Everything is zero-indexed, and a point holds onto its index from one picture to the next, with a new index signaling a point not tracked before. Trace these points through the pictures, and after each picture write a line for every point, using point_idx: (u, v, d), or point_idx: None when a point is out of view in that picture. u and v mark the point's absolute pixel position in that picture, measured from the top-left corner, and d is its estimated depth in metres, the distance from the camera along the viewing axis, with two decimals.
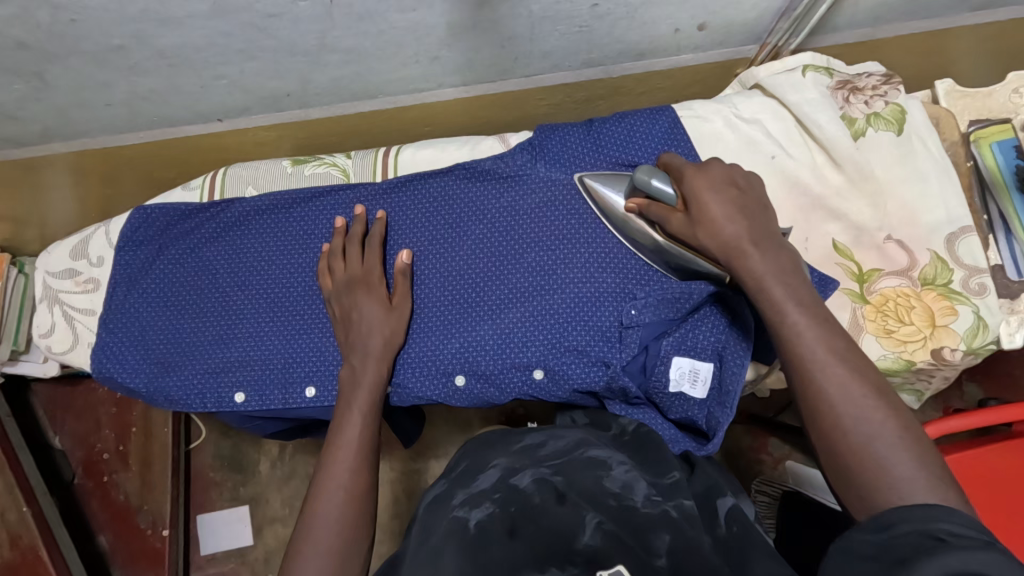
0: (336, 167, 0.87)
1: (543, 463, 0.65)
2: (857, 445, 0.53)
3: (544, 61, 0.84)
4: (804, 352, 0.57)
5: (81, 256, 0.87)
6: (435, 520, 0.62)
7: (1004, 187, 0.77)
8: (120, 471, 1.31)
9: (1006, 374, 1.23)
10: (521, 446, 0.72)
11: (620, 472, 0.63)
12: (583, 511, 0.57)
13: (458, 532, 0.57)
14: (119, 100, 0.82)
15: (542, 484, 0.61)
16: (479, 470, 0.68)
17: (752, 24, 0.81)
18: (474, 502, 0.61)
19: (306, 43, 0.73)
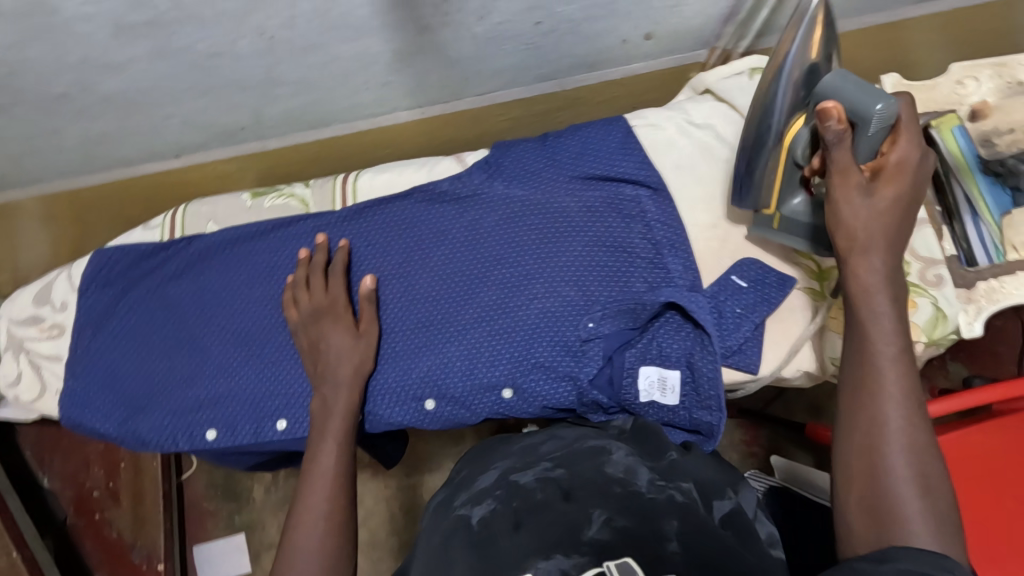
0: (294, 198, 0.86)
1: (544, 459, 0.67)
2: (865, 415, 0.57)
3: (495, 79, 0.84)
4: (869, 318, 0.59)
5: (44, 302, 0.86)
6: (439, 522, 0.65)
7: (968, 171, 0.74)
8: (112, 508, 1.28)
9: (989, 352, 1.24)
10: (520, 449, 0.73)
11: (619, 461, 0.65)
12: (589, 505, 0.59)
13: (462, 528, 0.61)
14: (72, 145, 0.82)
15: (546, 480, 0.63)
16: (480, 473, 0.71)
17: (698, 30, 0.81)
18: (477, 499, 0.64)
19: (252, 78, 0.73)
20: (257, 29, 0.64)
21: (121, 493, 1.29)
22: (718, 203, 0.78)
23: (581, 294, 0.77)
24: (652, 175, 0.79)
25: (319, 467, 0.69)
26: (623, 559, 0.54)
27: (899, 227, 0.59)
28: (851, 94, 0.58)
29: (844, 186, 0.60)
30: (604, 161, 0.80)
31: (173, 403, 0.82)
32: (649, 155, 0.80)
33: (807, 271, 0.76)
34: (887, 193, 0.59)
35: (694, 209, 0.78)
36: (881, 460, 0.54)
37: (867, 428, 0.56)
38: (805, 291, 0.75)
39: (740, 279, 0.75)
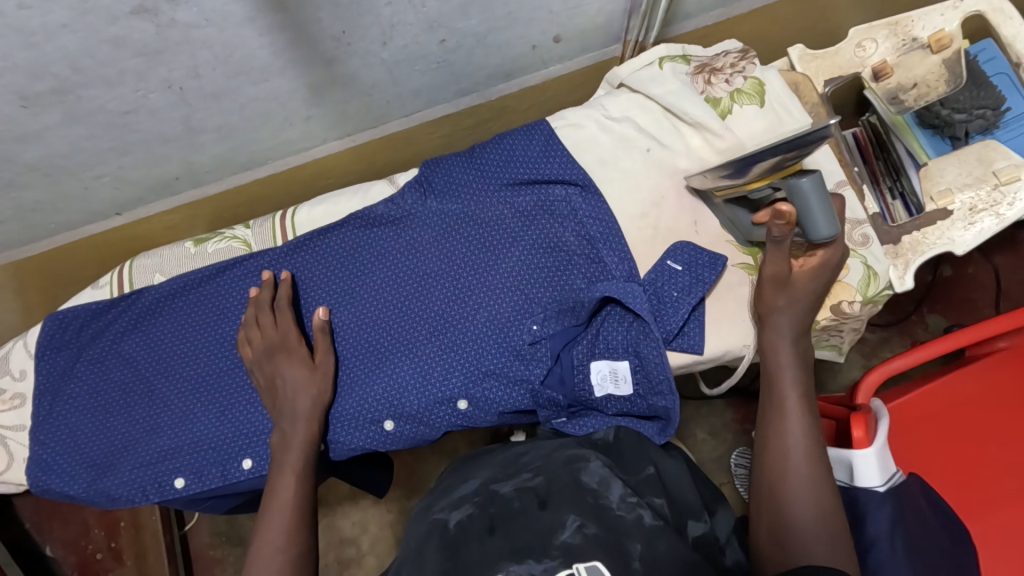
0: (236, 240, 0.87)
1: (523, 471, 0.69)
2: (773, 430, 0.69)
3: (417, 99, 0.86)
4: (772, 351, 0.71)
5: (4, 373, 0.87)
6: (419, 529, 0.68)
7: None
8: (116, 568, 1.34)
9: (963, 300, 1.25)
10: (501, 458, 0.76)
11: (596, 469, 0.66)
12: (566, 511, 0.60)
13: (439, 531, 0.63)
14: (11, 217, 0.83)
15: (524, 488, 0.64)
16: (460, 482, 0.73)
17: (606, 26, 0.83)
18: (455, 505, 0.67)
19: (173, 129, 0.74)
20: (164, 82, 0.66)
21: (124, 552, 1.35)
22: (644, 192, 0.80)
23: (523, 299, 0.78)
24: (579, 173, 0.80)
25: (277, 501, 0.71)
26: (593, 563, 0.55)
27: (809, 313, 0.72)
28: (813, 213, 0.64)
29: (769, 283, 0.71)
30: (530, 165, 0.81)
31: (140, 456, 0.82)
32: (574, 153, 0.82)
33: (739, 247, 0.78)
34: (803, 285, 0.71)
35: (622, 200, 0.80)
36: (782, 477, 0.66)
37: (772, 469, 0.67)
38: (741, 266, 0.77)
39: (674, 263, 0.76)
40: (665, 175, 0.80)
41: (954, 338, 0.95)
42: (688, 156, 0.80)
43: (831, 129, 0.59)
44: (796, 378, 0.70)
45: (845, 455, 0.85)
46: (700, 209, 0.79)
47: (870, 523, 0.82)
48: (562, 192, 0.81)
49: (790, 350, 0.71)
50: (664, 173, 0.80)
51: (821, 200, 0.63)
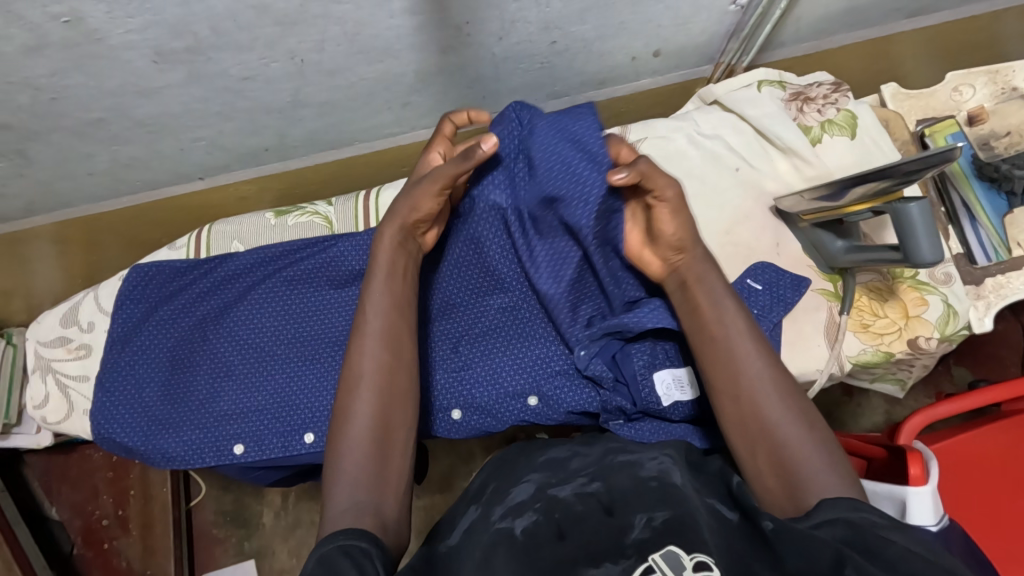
0: (318, 215, 0.89)
1: (578, 474, 0.64)
2: (744, 393, 0.60)
3: (511, 97, 0.88)
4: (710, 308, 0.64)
5: (72, 323, 0.87)
6: (476, 537, 0.59)
7: (963, 176, 0.81)
8: (121, 537, 1.36)
9: (992, 356, 1.27)
10: (542, 462, 0.69)
11: (654, 465, 0.62)
12: (632, 512, 0.54)
13: (504, 541, 0.55)
14: (102, 169, 0.84)
15: (585, 494, 0.58)
16: (510, 486, 0.65)
17: (704, 46, 0.86)
18: (516, 513, 0.59)
19: (280, 100, 0.76)
20: (289, 53, 0.67)
21: (131, 521, 1.36)
22: (727, 209, 0.81)
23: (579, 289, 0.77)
24: None
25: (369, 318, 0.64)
26: (669, 549, 0.49)
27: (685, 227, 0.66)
28: (910, 234, 0.60)
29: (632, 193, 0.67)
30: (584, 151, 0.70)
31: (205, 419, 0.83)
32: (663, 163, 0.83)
33: (819, 273, 0.78)
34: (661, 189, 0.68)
35: (707, 214, 0.81)
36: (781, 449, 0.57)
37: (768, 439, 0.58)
38: (821, 292, 0.77)
39: (754, 282, 0.76)
40: (751, 194, 0.81)
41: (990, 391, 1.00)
42: (773, 179, 0.82)
43: (954, 152, 0.56)
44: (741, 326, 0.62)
45: (899, 491, 0.84)
46: (783, 231, 0.80)
47: None
48: None
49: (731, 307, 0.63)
50: (750, 192, 0.81)
51: (923, 225, 0.60)
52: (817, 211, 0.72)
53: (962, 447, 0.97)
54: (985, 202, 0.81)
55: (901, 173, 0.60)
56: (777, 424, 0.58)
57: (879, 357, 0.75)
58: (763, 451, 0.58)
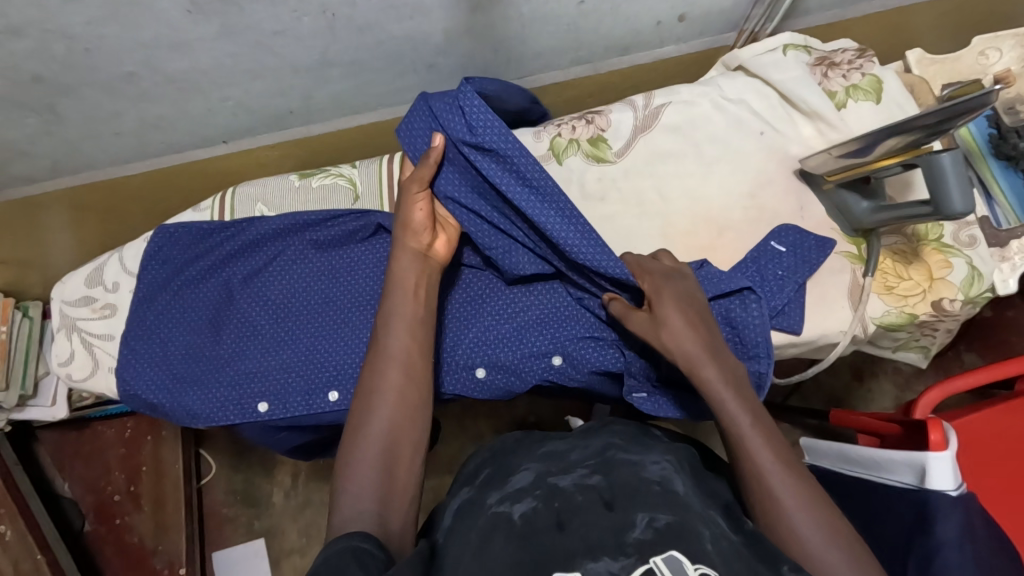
0: (343, 177, 0.89)
1: (580, 465, 0.65)
2: (765, 488, 0.57)
3: (536, 62, 0.88)
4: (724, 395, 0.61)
5: (97, 283, 0.88)
6: (470, 523, 0.60)
7: (980, 154, 0.83)
8: (133, 513, 1.37)
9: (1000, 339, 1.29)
10: (541, 453, 0.72)
11: (655, 469, 0.64)
12: (634, 510, 0.56)
13: (502, 524, 0.57)
14: (129, 128, 0.85)
15: (585, 484, 0.61)
16: (510, 474, 0.68)
17: (729, 12, 0.86)
18: (513, 498, 0.61)
19: (308, 58, 0.77)
20: (321, 6, 0.68)
21: (143, 497, 1.38)
22: (751, 173, 0.82)
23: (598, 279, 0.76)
24: (687, 151, 0.83)
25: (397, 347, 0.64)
26: (669, 553, 0.50)
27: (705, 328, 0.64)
28: (941, 185, 0.61)
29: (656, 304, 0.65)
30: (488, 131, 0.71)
31: None
32: (687, 128, 0.83)
33: (843, 236, 0.78)
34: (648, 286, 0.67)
35: (730, 178, 0.82)
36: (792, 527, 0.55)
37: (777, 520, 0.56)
38: (845, 255, 0.77)
39: (777, 245, 0.77)
40: (774, 159, 0.82)
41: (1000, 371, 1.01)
42: (798, 143, 0.82)
43: (992, 96, 0.57)
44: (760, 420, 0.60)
45: (919, 456, 0.85)
46: (807, 196, 0.80)
47: (941, 527, 0.82)
48: (675, 170, 0.83)
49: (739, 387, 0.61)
50: (775, 156, 0.82)
51: (954, 176, 0.60)
52: (844, 169, 0.73)
53: (978, 430, 0.96)
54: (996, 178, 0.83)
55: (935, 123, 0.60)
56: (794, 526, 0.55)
57: (902, 319, 0.75)
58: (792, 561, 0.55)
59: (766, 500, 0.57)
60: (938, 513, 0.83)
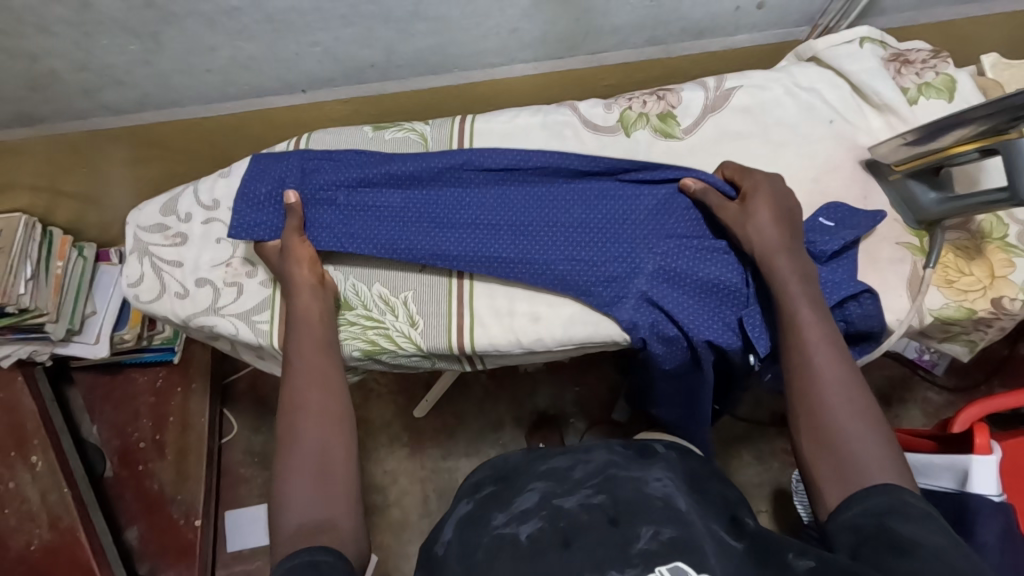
0: (415, 132, 0.90)
1: (582, 486, 0.71)
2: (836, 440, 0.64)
3: (612, 37, 0.91)
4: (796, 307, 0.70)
5: (171, 212, 0.92)
6: (473, 537, 0.68)
7: None
8: (156, 461, 1.41)
9: None
10: (545, 467, 0.76)
11: (658, 486, 0.70)
12: (640, 523, 0.63)
13: (510, 544, 0.64)
14: (219, 66, 0.89)
15: (590, 505, 0.67)
16: (515, 493, 0.73)
17: (806, 4, 0.88)
18: (520, 520, 0.67)
19: (401, 9, 0.80)
20: None
21: (168, 447, 1.41)
22: (817, 160, 0.83)
23: (625, 213, 0.81)
24: (756, 134, 0.85)
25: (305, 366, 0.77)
26: (675, 565, 0.58)
27: (789, 231, 0.74)
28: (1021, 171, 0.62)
29: (734, 208, 0.77)
30: (350, 162, 0.84)
31: (285, 311, 0.86)
32: (757, 112, 0.85)
33: (906, 228, 0.79)
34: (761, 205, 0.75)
35: (796, 164, 0.83)
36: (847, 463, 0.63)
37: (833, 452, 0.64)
38: (906, 246, 0.78)
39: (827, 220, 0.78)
40: (841, 148, 0.83)
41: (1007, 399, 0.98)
42: (866, 135, 0.83)
43: None
44: (826, 344, 0.68)
45: (961, 461, 0.85)
46: (872, 186, 0.81)
47: (979, 530, 0.82)
48: (741, 152, 0.84)
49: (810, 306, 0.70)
50: (843, 146, 0.83)
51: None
52: (912, 158, 0.74)
53: (1016, 451, 0.96)
54: None
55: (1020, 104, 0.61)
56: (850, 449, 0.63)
57: (960, 314, 0.76)
58: (833, 466, 0.64)
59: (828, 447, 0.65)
60: (975, 517, 0.83)
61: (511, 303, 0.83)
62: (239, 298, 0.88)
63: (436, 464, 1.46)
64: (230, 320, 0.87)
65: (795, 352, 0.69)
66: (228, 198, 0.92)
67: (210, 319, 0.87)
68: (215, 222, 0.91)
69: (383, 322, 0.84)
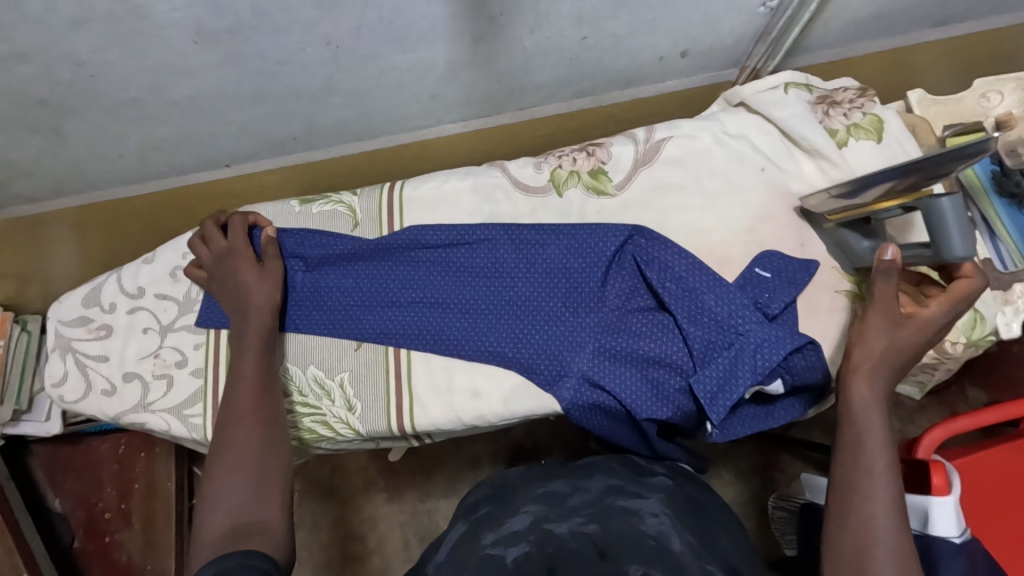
0: (342, 205, 0.86)
1: (576, 513, 0.65)
2: (863, 538, 0.62)
3: (538, 93, 0.89)
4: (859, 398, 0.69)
5: (93, 303, 0.88)
6: (461, 558, 0.63)
7: (983, 190, 0.83)
8: (122, 530, 1.34)
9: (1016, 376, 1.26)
10: (542, 492, 0.71)
11: (654, 523, 0.64)
12: (628, 560, 0.57)
13: (494, 566, 0.58)
14: (132, 150, 0.85)
15: (582, 533, 0.61)
16: (506, 514, 0.68)
17: (730, 48, 0.87)
18: (508, 541, 0.62)
19: (313, 86, 0.77)
20: (325, 38, 0.68)
21: (134, 515, 1.35)
22: (751, 209, 0.81)
23: (568, 286, 0.79)
24: (689, 185, 0.83)
25: (240, 377, 0.74)
26: None
27: (913, 347, 0.70)
28: (944, 230, 0.62)
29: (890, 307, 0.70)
30: (300, 242, 0.84)
31: (218, 403, 0.83)
32: (687, 163, 0.84)
33: (843, 275, 0.78)
34: (913, 321, 0.69)
35: (732, 214, 0.82)
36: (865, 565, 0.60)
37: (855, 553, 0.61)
38: (844, 294, 0.77)
39: (762, 271, 0.77)
40: (775, 195, 0.82)
41: (1008, 407, 0.96)
42: (798, 181, 0.82)
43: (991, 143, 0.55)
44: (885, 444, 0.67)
45: (921, 501, 0.83)
46: (807, 232, 0.80)
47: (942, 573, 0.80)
48: (676, 205, 0.83)
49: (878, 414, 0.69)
50: (775, 193, 0.82)
51: (954, 227, 0.61)
52: (846, 208, 0.73)
53: (978, 474, 0.95)
54: (1005, 216, 0.81)
55: (936, 164, 0.60)
56: (878, 547, 0.60)
57: None
58: None
59: (853, 545, 0.62)
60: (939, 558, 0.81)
61: (451, 377, 0.80)
62: (169, 391, 0.84)
63: (413, 510, 1.42)
64: (161, 416, 0.83)
65: (851, 445, 0.68)
66: (153, 284, 0.88)
67: (139, 416, 0.84)
68: (141, 310, 0.87)
69: (320, 408, 0.81)
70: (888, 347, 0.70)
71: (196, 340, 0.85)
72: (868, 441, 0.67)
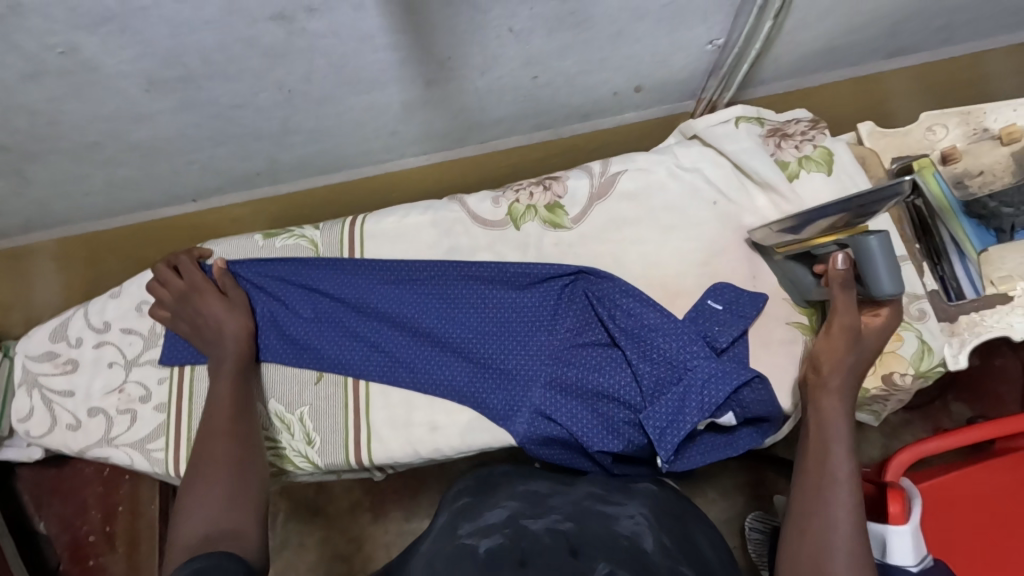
0: (305, 238, 0.87)
1: (553, 511, 0.64)
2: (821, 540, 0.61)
3: (497, 127, 0.90)
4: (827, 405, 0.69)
5: (61, 338, 0.89)
6: (438, 548, 0.62)
7: (950, 210, 0.84)
8: (106, 554, 1.26)
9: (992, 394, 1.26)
10: (520, 491, 0.71)
11: (629, 524, 0.62)
12: (597, 558, 0.54)
13: (467, 555, 0.56)
14: (98, 189, 0.87)
15: (557, 530, 0.59)
16: (486, 509, 0.68)
17: (685, 82, 0.88)
18: (483, 533, 0.61)
19: (270, 127, 0.79)
20: (276, 84, 0.70)
21: (118, 538, 1.27)
22: (705, 241, 0.83)
23: (521, 321, 0.80)
24: (645, 218, 0.84)
25: (217, 404, 0.76)
26: None
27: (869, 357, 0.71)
28: (870, 265, 0.67)
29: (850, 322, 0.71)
30: (260, 276, 0.86)
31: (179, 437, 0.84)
32: (642, 196, 0.85)
33: (795, 306, 0.79)
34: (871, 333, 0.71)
35: (686, 247, 0.83)
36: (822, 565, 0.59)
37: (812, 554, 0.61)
38: (795, 326, 0.78)
39: (714, 303, 0.78)
40: (728, 227, 0.83)
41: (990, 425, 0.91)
42: (752, 213, 0.83)
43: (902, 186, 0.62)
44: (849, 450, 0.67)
45: (879, 529, 0.83)
46: (759, 264, 0.81)
47: None
48: (631, 238, 0.84)
49: (844, 422, 0.68)
50: (728, 226, 0.83)
51: (880, 263, 0.66)
52: (790, 242, 0.75)
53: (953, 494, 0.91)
54: (969, 236, 0.83)
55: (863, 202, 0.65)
56: (835, 550, 0.60)
57: None
58: None
59: (810, 547, 0.61)
60: None
61: (410, 411, 0.81)
62: (132, 425, 0.85)
63: None
64: (125, 450, 0.84)
65: (818, 450, 0.67)
66: (119, 318, 0.89)
67: (103, 450, 0.85)
68: (107, 345, 0.88)
69: (277, 441, 0.82)
70: (854, 360, 0.70)
71: (160, 374, 0.86)
72: (834, 446, 0.67)
